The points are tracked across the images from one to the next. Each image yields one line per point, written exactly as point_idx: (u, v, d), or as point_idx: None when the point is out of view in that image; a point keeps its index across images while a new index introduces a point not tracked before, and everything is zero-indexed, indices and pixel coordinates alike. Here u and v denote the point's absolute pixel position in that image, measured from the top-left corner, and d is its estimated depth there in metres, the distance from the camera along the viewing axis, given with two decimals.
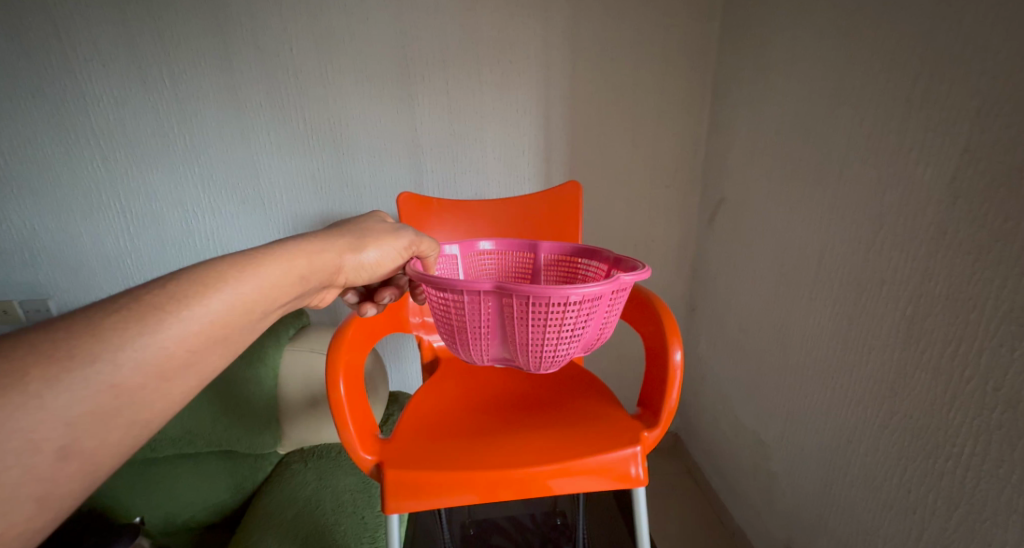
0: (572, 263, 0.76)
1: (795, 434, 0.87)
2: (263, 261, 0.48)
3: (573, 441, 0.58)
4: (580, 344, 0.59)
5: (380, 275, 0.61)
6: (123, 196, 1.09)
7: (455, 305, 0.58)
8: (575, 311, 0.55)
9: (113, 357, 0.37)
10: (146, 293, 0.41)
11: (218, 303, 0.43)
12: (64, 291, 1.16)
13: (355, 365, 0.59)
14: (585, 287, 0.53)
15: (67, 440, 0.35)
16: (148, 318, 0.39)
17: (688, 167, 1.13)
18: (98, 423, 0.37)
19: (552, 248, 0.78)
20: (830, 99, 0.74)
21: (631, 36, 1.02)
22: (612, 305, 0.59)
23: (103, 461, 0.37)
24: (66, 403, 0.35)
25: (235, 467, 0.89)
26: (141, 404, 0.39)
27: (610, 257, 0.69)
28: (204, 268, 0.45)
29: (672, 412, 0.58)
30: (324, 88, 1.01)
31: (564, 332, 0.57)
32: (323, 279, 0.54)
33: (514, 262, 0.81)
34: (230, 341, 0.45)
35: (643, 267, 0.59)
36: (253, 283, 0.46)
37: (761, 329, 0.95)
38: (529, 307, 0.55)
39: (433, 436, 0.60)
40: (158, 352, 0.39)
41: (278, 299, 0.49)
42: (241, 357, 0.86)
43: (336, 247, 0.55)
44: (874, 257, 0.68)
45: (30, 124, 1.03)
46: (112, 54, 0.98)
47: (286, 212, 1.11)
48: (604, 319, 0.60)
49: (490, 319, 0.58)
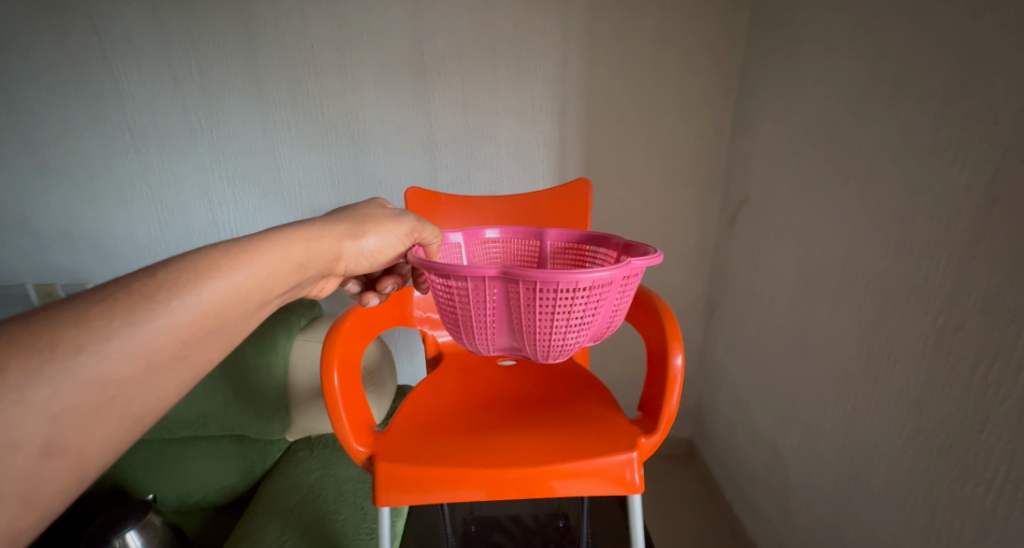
0: (580, 250, 0.75)
1: (813, 446, 0.83)
2: (258, 249, 0.49)
3: (568, 443, 0.56)
4: (590, 333, 0.58)
5: (381, 263, 0.62)
6: (154, 187, 1.13)
7: (459, 293, 0.57)
8: (584, 297, 0.54)
9: (99, 349, 0.38)
10: (134, 284, 0.42)
11: (211, 292, 0.44)
12: (100, 276, 1.22)
13: (349, 357, 0.59)
14: (594, 271, 0.52)
15: (52, 437, 0.36)
16: (136, 309, 0.40)
17: (709, 165, 1.09)
18: (83, 417, 0.37)
19: (558, 236, 0.77)
20: (860, 95, 0.70)
21: (652, 29, 0.99)
22: (624, 291, 0.58)
23: (91, 456, 0.38)
24: (50, 398, 0.36)
25: (246, 451, 0.91)
26: (129, 397, 0.40)
27: (619, 244, 0.68)
28: (195, 256, 0.46)
29: (672, 417, 0.56)
30: (343, 82, 1.03)
31: (572, 321, 0.56)
32: (322, 267, 0.56)
33: (523, 249, 0.81)
34: (223, 332, 0.46)
35: (655, 252, 0.57)
36: (248, 269, 0.47)
37: (782, 336, 0.91)
38: (536, 293, 0.54)
39: (428, 431, 0.59)
40: (147, 343, 0.40)
41: (275, 287, 0.50)
42: (253, 346, 0.88)
43: (335, 233, 0.56)
44: (904, 262, 0.64)
45: (71, 117, 1.08)
46: (146, 50, 1.02)
47: (305, 204, 1.13)
48: (615, 307, 0.59)
49: (495, 306, 0.57)
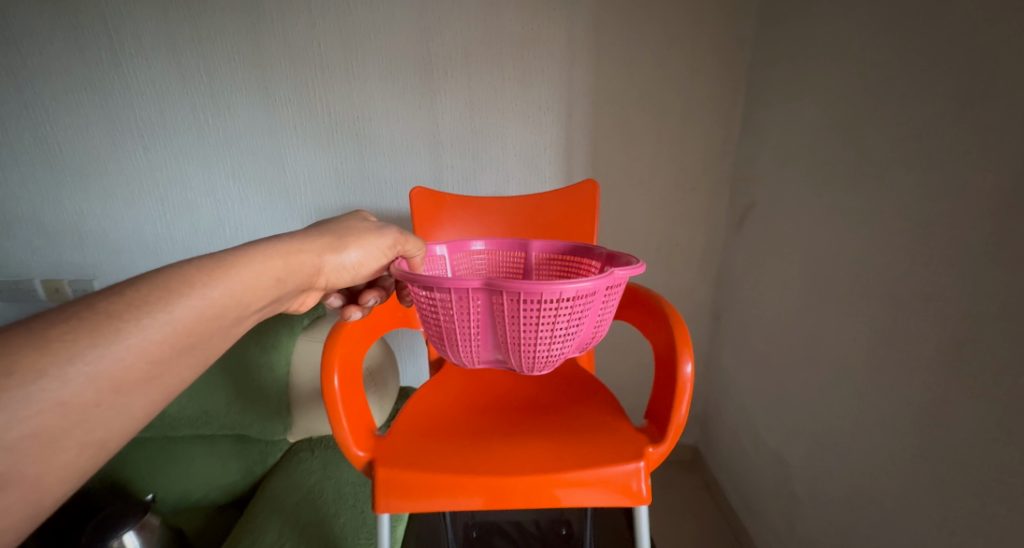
0: (566, 262, 0.76)
1: (821, 455, 0.81)
2: (234, 265, 0.50)
3: (570, 451, 0.54)
4: (575, 344, 0.59)
5: (364, 276, 0.62)
6: (160, 186, 1.13)
7: (443, 306, 0.56)
8: (568, 309, 0.54)
9: (62, 373, 0.38)
10: (104, 303, 0.42)
11: (184, 310, 0.45)
12: (107, 273, 1.22)
13: (350, 360, 0.58)
14: (577, 282, 0.52)
15: (5, 468, 0.36)
16: (103, 330, 0.41)
17: (717, 168, 1.07)
18: (43, 444, 0.37)
19: (542, 247, 0.77)
20: (871, 99, 0.69)
21: (660, 31, 0.98)
22: (608, 301, 0.59)
23: (50, 486, 0.38)
24: (6, 425, 0.36)
25: (246, 450, 0.90)
26: (93, 421, 0.40)
27: (604, 254, 0.69)
28: (169, 273, 0.46)
29: (681, 427, 0.54)
30: (349, 84, 1.02)
31: (556, 332, 0.56)
32: (302, 281, 0.56)
33: (507, 261, 0.80)
34: (197, 350, 0.46)
35: (638, 263, 0.59)
36: (222, 286, 0.48)
37: (789, 343, 0.90)
38: (520, 306, 0.54)
39: (430, 435, 0.58)
40: (113, 365, 0.40)
41: (252, 302, 0.51)
42: (255, 344, 0.89)
43: (316, 247, 0.56)
44: (918, 268, 0.62)
45: (80, 115, 1.08)
46: (155, 49, 1.02)
47: (310, 203, 1.12)
48: (599, 318, 0.60)
49: (479, 318, 0.57)
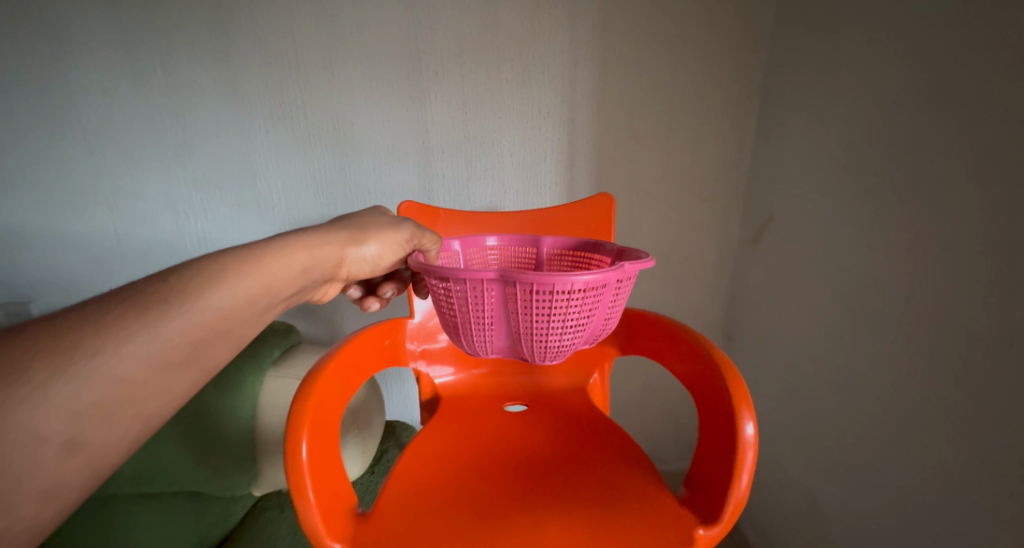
0: (579, 257, 0.68)
1: (857, 500, 0.73)
2: (265, 254, 0.49)
3: (601, 535, 0.45)
4: (585, 337, 0.49)
5: (382, 267, 0.61)
6: (110, 195, 1.00)
7: (458, 302, 0.48)
8: (578, 303, 0.46)
9: (116, 350, 0.38)
10: (149, 287, 0.42)
11: (220, 297, 0.44)
12: (43, 294, 1.05)
13: (328, 417, 0.48)
14: (585, 273, 0.43)
15: (72, 434, 0.36)
16: (151, 310, 0.41)
17: (729, 180, 1.00)
18: (102, 416, 0.38)
19: (555, 242, 0.68)
20: (916, 107, 0.62)
21: (669, 31, 0.90)
22: (619, 293, 0.49)
23: (107, 456, 0.39)
24: (71, 396, 0.36)
25: (202, 508, 0.77)
26: (147, 396, 0.40)
27: (614, 249, 0.62)
28: (207, 261, 0.46)
29: (739, 505, 0.45)
30: (329, 81, 0.91)
31: (565, 327, 0.47)
32: (326, 271, 0.56)
33: (519, 257, 0.72)
34: (234, 334, 0.46)
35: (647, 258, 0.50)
36: (254, 273, 0.48)
37: (816, 371, 0.82)
38: (529, 302, 0.45)
39: (430, 513, 0.48)
40: (163, 345, 0.40)
41: (281, 290, 0.50)
42: (215, 386, 0.78)
43: (339, 238, 0.56)
44: (990, 301, 0.54)
45: (11, 113, 0.94)
46: (103, 40, 0.90)
47: (283, 215, 1.01)
48: (610, 309, 0.50)
49: (495, 316, 0.48)
